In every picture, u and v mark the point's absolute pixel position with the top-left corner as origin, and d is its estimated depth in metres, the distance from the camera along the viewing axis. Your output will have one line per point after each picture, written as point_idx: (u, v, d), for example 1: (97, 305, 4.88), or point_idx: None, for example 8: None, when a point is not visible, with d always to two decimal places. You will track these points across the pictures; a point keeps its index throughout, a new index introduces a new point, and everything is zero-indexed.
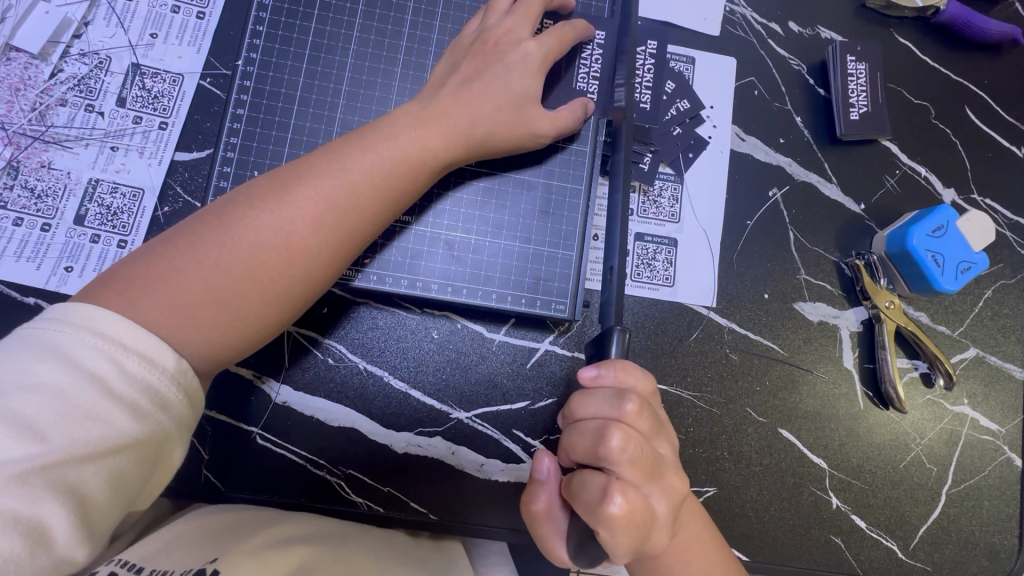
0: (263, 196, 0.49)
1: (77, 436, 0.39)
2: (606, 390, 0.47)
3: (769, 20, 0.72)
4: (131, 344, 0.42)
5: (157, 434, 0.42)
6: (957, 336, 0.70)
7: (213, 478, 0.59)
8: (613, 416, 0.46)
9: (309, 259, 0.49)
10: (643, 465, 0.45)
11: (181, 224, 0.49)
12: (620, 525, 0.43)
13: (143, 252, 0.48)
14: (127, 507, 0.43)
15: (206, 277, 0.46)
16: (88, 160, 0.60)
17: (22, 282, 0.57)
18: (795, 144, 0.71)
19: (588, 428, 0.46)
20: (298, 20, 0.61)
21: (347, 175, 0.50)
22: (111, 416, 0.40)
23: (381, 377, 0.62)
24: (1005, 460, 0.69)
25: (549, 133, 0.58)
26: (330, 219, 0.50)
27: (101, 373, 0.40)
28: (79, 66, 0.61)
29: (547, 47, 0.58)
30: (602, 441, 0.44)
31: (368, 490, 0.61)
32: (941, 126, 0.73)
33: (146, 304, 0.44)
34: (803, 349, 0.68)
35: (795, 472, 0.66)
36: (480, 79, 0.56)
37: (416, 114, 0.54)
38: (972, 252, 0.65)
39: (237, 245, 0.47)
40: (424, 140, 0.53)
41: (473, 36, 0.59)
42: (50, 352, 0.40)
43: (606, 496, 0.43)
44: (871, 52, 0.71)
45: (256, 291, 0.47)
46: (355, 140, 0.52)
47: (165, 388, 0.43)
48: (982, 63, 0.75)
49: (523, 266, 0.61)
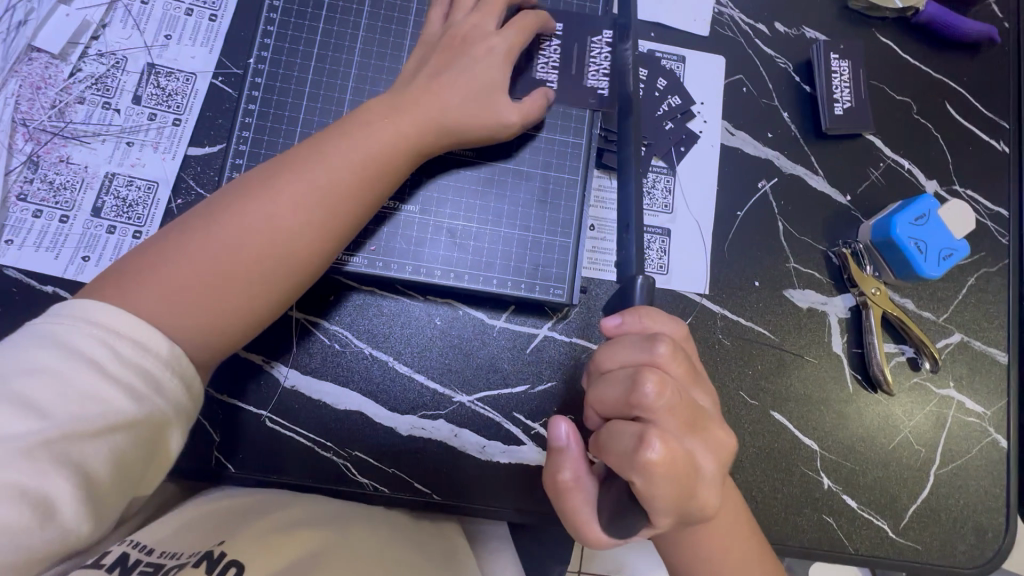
0: (249, 188, 0.52)
1: (78, 415, 0.41)
2: (633, 336, 0.49)
3: (756, 21, 0.76)
4: (124, 330, 0.45)
5: (154, 415, 0.44)
6: (942, 321, 0.73)
7: (223, 461, 0.61)
8: (644, 360, 0.47)
9: (296, 244, 0.52)
10: (681, 412, 0.45)
11: (174, 223, 0.52)
12: (660, 472, 0.42)
13: (140, 251, 0.51)
14: (131, 489, 0.45)
15: (200, 267, 0.49)
16: (105, 155, 0.63)
17: (41, 271, 0.60)
18: (782, 139, 0.74)
19: (619, 377, 0.47)
20: (306, 21, 0.64)
21: (324, 161, 0.53)
22: (108, 397, 0.42)
23: (386, 362, 0.64)
24: (991, 441, 0.71)
25: (519, 124, 0.60)
26: (315, 201, 0.52)
27: (98, 358, 0.43)
28: (97, 66, 0.64)
29: (511, 39, 0.60)
30: (635, 385, 0.45)
31: (373, 472, 0.62)
32: (923, 120, 0.76)
33: (145, 295, 0.47)
34: (794, 334, 0.70)
35: (788, 453, 0.68)
36: (448, 71, 0.59)
37: (389, 104, 0.57)
38: (953, 240, 0.68)
39: (227, 233, 0.50)
40: (396, 127, 0.56)
41: (440, 33, 0.61)
42: (49, 341, 0.43)
43: (644, 443, 0.43)
44: (854, 50, 0.75)
45: (249, 276, 0.50)
46: (332, 132, 0.55)
47: (160, 372, 0.45)
48: (961, 61, 0.78)
49: (523, 253, 0.63)
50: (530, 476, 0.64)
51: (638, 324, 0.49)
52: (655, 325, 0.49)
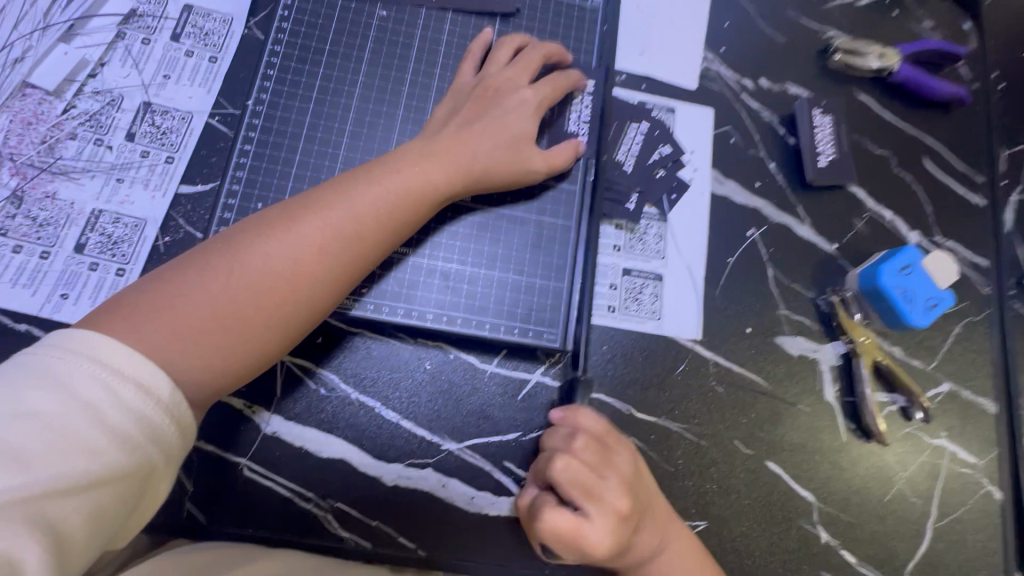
0: (273, 224, 0.51)
1: (63, 468, 0.37)
2: (563, 428, 0.57)
3: (742, 76, 0.79)
4: (130, 373, 0.42)
5: (144, 468, 0.41)
6: (931, 370, 0.73)
7: (196, 512, 0.58)
8: (561, 446, 0.55)
9: (314, 287, 0.51)
10: (580, 488, 0.52)
11: (189, 253, 0.50)
12: (553, 537, 0.50)
13: (153, 277, 0.48)
14: (104, 543, 0.41)
15: (213, 303, 0.47)
16: (92, 192, 0.62)
17: (16, 308, 0.58)
18: (770, 188, 0.76)
19: (543, 457, 0.56)
20: (306, 66, 0.65)
21: (354, 206, 0.53)
22: (100, 448, 0.39)
23: (373, 408, 0.62)
24: (986, 493, 0.71)
25: (543, 174, 0.62)
26: (338, 245, 0.51)
27: (95, 402, 0.40)
28: (91, 103, 0.64)
29: (543, 93, 0.63)
30: (549, 465, 0.54)
31: (355, 524, 0.59)
32: (901, 173, 0.79)
33: (152, 329, 0.45)
34: (786, 382, 0.70)
35: (784, 506, 0.67)
36: (480, 120, 0.60)
37: (419, 150, 0.57)
38: (938, 289, 0.69)
39: (246, 271, 0.49)
40: (426, 174, 0.56)
41: (472, 83, 0.63)
42: (45, 379, 0.39)
43: (542, 511, 0.51)
44: (835, 106, 0.78)
45: (263, 318, 0.49)
46: (360, 174, 0.55)
47: (159, 419, 0.42)
48: (934, 117, 0.82)
49: (516, 298, 0.63)
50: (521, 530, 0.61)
51: (572, 419, 0.57)
52: (583, 422, 0.57)
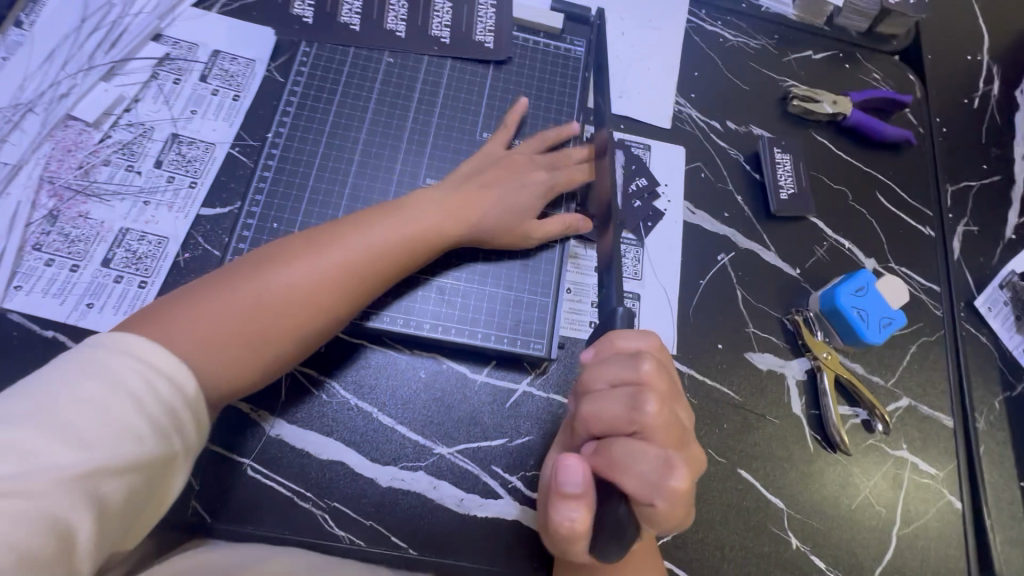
0: (297, 252, 0.58)
1: (106, 451, 0.42)
2: (617, 358, 0.54)
3: (711, 119, 0.88)
4: (164, 370, 0.47)
5: (170, 458, 0.46)
6: (890, 385, 0.79)
7: (201, 510, 0.61)
8: (634, 377, 0.53)
9: (327, 310, 0.57)
10: (672, 429, 0.51)
11: (219, 272, 0.56)
12: (679, 496, 0.49)
13: (184, 290, 0.54)
14: (118, 537, 0.44)
15: (237, 317, 0.53)
16: (121, 212, 0.68)
17: (46, 316, 0.63)
18: (737, 218, 0.83)
19: (617, 396, 0.52)
20: (321, 104, 0.73)
21: (371, 242, 0.60)
22: (139, 435, 0.43)
23: (370, 413, 0.66)
24: (946, 503, 0.75)
25: (538, 242, 0.70)
26: (352, 275, 0.58)
27: (137, 393, 0.44)
28: (125, 134, 0.71)
29: (557, 177, 0.73)
30: (639, 405, 0.51)
31: (351, 523, 0.63)
32: (857, 206, 0.87)
33: (181, 335, 0.50)
34: (756, 395, 0.75)
35: (756, 512, 0.71)
36: (495, 187, 0.69)
37: (433, 199, 0.66)
38: (890, 309, 0.75)
39: (270, 292, 0.55)
40: (438, 220, 0.64)
41: (498, 155, 0.72)
42: (93, 370, 0.44)
43: (666, 471, 0.48)
44: (793, 146, 0.87)
45: (278, 334, 0.55)
46: (378, 215, 0.62)
47: (184, 413, 0.47)
48: (885, 157, 0.91)
49: (505, 310, 0.69)
50: (507, 531, 0.65)
51: (609, 347, 0.57)
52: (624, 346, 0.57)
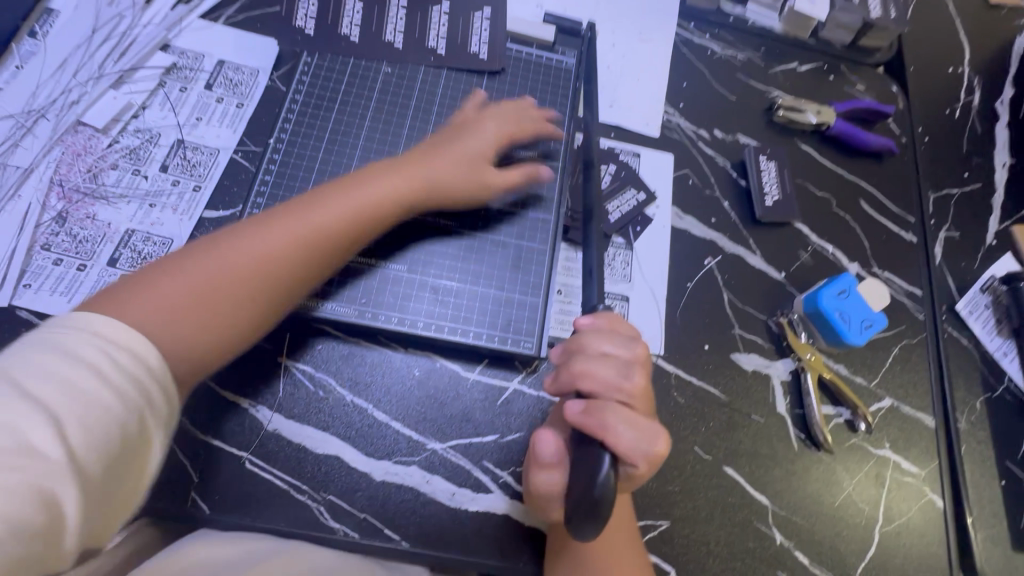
0: (251, 227, 0.60)
1: (75, 422, 0.44)
2: (615, 334, 0.60)
3: (699, 127, 0.91)
4: (124, 343, 0.49)
5: (140, 425, 0.48)
6: (873, 386, 0.81)
7: (200, 502, 0.63)
8: (629, 352, 0.59)
9: (283, 276, 0.60)
10: (647, 403, 0.60)
11: (177, 252, 0.59)
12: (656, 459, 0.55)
13: (142, 271, 0.57)
14: (104, 504, 0.46)
15: (192, 288, 0.55)
16: (128, 214, 0.71)
17: (54, 313, 0.65)
18: (724, 223, 0.86)
19: (614, 364, 0.58)
20: (321, 112, 0.76)
21: (322, 210, 0.63)
22: (104, 405, 0.46)
23: (365, 409, 0.69)
24: (928, 501, 0.77)
25: (501, 187, 0.73)
26: (305, 242, 0.61)
27: (97, 365, 0.47)
28: (133, 139, 0.74)
29: (502, 126, 0.75)
30: (631, 376, 0.58)
31: (345, 516, 0.65)
32: (841, 212, 0.90)
33: (137, 307, 0.52)
34: (742, 395, 0.77)
35: (741, 508, 0.72)
36: (444, 145, 0.72)
37: (385, 167, 0.68)
38: (870, 311, 0.78)
39: (224, 263, 0.57)
40: (389, 184, 0.67)
41: (446, 122, 0.75)
42: (54, 349, 0.46)
43: (652, 437, 0.55)
44: (778, 153, 0.89)
45: (235, 301, 0.57)
46: (331, 187, 0.65)
47: (150, 382, 0.49)
48: (868, 165, 0.94)
49: (497, 310, 0.71)
50: (497, 526, 0.67)
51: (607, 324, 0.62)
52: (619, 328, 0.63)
